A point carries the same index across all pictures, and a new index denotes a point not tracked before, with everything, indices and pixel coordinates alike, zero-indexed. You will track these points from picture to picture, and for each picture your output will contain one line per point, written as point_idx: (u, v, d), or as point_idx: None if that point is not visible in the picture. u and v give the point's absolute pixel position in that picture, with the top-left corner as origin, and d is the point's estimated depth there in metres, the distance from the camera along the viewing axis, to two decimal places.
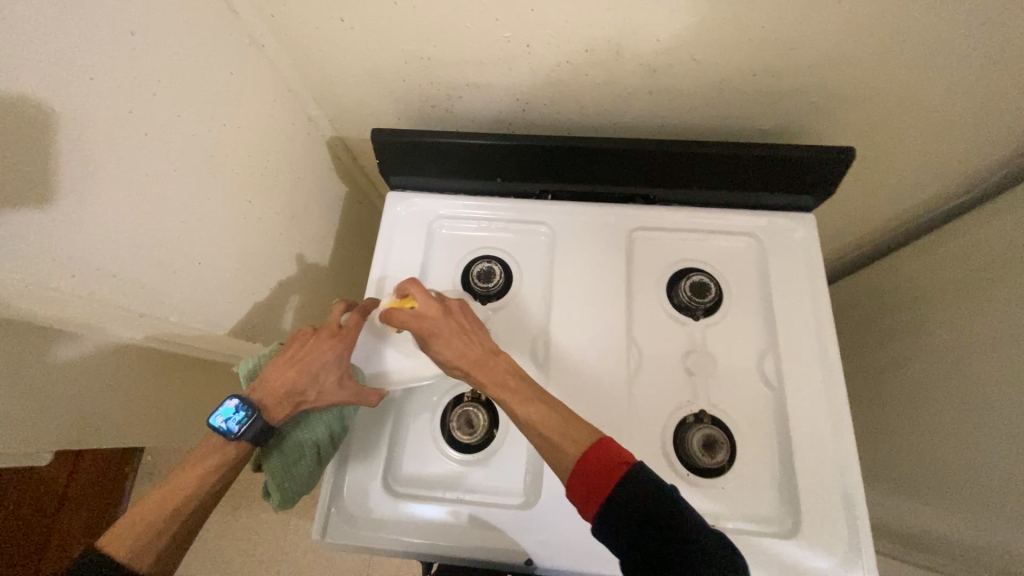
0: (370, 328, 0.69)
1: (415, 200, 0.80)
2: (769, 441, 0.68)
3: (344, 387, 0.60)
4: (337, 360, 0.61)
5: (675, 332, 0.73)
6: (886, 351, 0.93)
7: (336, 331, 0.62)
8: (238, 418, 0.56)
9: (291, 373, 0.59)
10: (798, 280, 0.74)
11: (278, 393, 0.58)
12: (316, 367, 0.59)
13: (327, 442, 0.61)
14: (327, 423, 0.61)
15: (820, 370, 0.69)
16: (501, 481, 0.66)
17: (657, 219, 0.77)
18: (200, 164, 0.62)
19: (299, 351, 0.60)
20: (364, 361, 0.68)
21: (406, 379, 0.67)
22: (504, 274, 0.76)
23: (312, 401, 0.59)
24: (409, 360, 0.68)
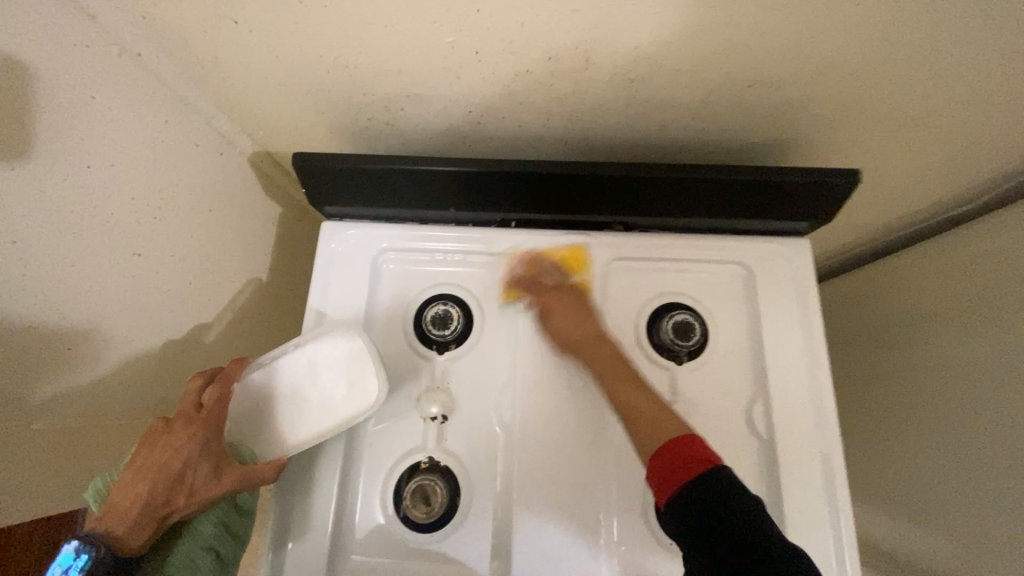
0: (248, 391, 0.59)
1: (355, 232, 0.68)
2: (757, 502, 0.61)
3: (223, 476, 0.52)
4: (203, 449, 0.51)
5: (657, 380, 0.65)
6: None
7: (192, 416, 0.52)
8: (82, 565, 0.43)
9: (143, 486, 0.48)
10: (791, 316, 0.66)
11: (131, 516, 0.47)
12: (180, 465, 0.49)
13: (223, 535, 0.53)
14: (215, 519, 0.52)
15: (813, 419, 0.63)
16: (463, 562, 0.59)
17: (634, 249, 0.68)
18: (56, 215, 0.49)
19: (149, 455, 0.49)
20: (249, 432, 0.58)
21: (306, 441, 0.58)
22: (462, 318, 0.67)
23: (184, 507, 0.49)
24: (305, 418, 0.59)
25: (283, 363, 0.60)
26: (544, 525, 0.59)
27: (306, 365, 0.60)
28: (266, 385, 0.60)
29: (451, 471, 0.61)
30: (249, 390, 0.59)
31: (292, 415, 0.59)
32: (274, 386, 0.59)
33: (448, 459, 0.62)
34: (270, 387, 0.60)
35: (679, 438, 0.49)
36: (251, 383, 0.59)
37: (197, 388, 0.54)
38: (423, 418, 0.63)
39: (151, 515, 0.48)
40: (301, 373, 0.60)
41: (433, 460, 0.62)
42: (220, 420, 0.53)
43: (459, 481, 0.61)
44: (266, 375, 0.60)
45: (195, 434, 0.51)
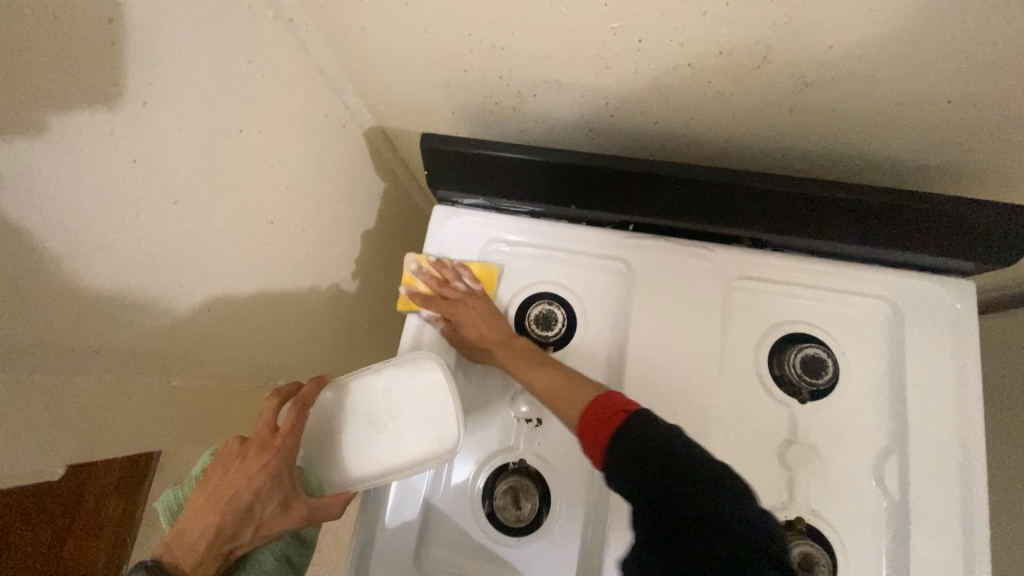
0: (321, 411, 0.58)
1: (466, 219, 0.66)
2: (876, 562, 0.56)
3: (290, 511, 0.52)
4: (273, 483, 0.51)
5: (773, 416, 0.59)
6: None
7: (267, 442, 0.52)
8: None
9: (212, 518, 0.49)
10: (940, 364, 0.59)
11: (196, 549, 0.48)
12: (247, 500, 0.49)
13: (283, 568, 0.55)
14: (278, 551, 0.55)
15: (952, 482, 0.56)
16: (551, 571, 0.57)
17: (765, 269, 0.62)
18: (207, 174, 0.50)
19: (220, 483, 0.50)
20: (317, 457, 0.57)
21: (375, 479, 0.56)
22: (567, 321, 0.64)
23: (249, 540, 0.51)
24: (371, 457, 0.56)
25: (360, 390, 0.58)
26: None
27: (381, 395, 0.58)
28: (339, 409, 0.58)
29: (545, 476, 0.59)
30: (322, 410, 0.58)
31: (361, 448, 0.57)
32: (347, 411, 0.58)
33: (540, 464, 0.60)
34: (343, 411, 0.58)
35: (595, 399, 0.49)
36: (325, 403, 0.58)
37: (271, 410, 0.54)
38: (517, 420, 0.61)
39: (217, 548, 0.49)
40: (377, 403, 0.58)
41: (524, 463, 0.60)
42: (291, 449, 0.53)
43: (551, 490, 0.59)
44: (340, 396, 0.58)
45: (266, 465, 0.51)
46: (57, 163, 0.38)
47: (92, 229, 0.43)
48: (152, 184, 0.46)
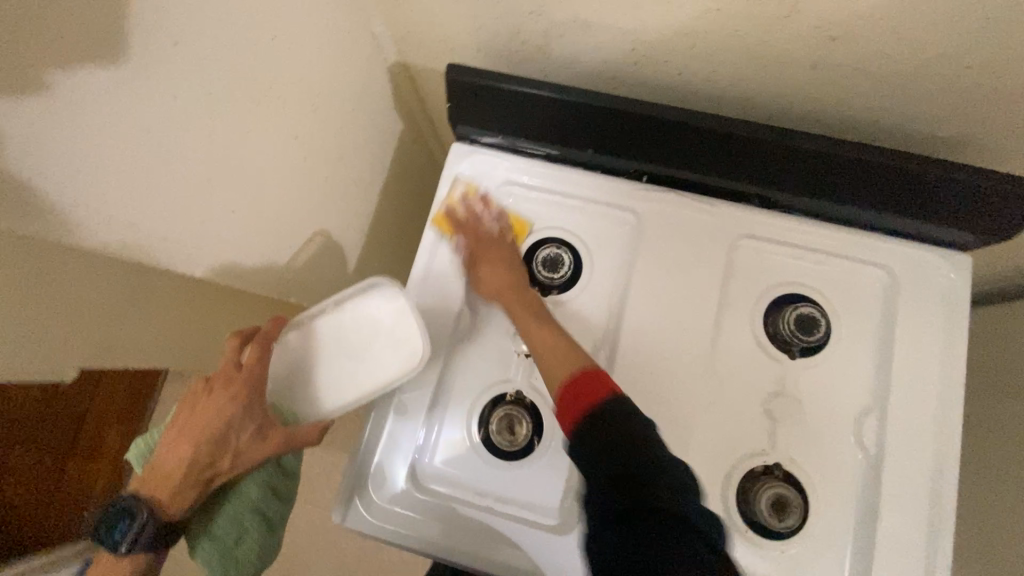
0: (285, 352, 0.59)
1: (483, 157, 0.67)
2: (849, 514, 0.58)
3: (264, 440, 0.53)
4: (244, 413, 0.52)
5: (764, 371, 0.61)
6: None
7: (231, 377, 0.53)
8: (125, 526, 0.49)
9: (187, 448, 0.51)
10: (929, 332, 0.61)
11: (175, 476, 0.51)
12: (219, 431, 0.51)
13: (270, 498, 0.56)
14: (262, 482, 0.55)
15: (928, 444, 0.59)
16: (537, 497, 0.59)
17: (771, 228, 0.63)
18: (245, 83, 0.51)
19: (191, 416, 0.52)
20: (291, 394, 0.58)
21: (350, 403, 0.57)
22: (572, 265, 0.66)
23: (228, 469, 0.52)
24: (344, 385, 0.58)
25: (321, 327, 0.59)
26: None
27: (348, 330, 0.59)
28: (306, 347, 0.59)
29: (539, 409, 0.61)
30: (287, 351, 0.59)
31: (333, 380, 0.58)
32: (313, 349, 0.59)
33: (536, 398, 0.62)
34: (310, 349, 0.59)
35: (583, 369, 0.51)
36: (290, 344, 0.59)
37: (235, 348, 0.54)
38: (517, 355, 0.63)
39: (195, 476, 0.51)
40: (344, 338, 0.59)
41: (521, 395, 0.62)
42: (256, 383, 0.53)
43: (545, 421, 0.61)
44: (303, 336, 0.59)
45: (232, 397, 0.52)
46: (105, 48, 0.38)
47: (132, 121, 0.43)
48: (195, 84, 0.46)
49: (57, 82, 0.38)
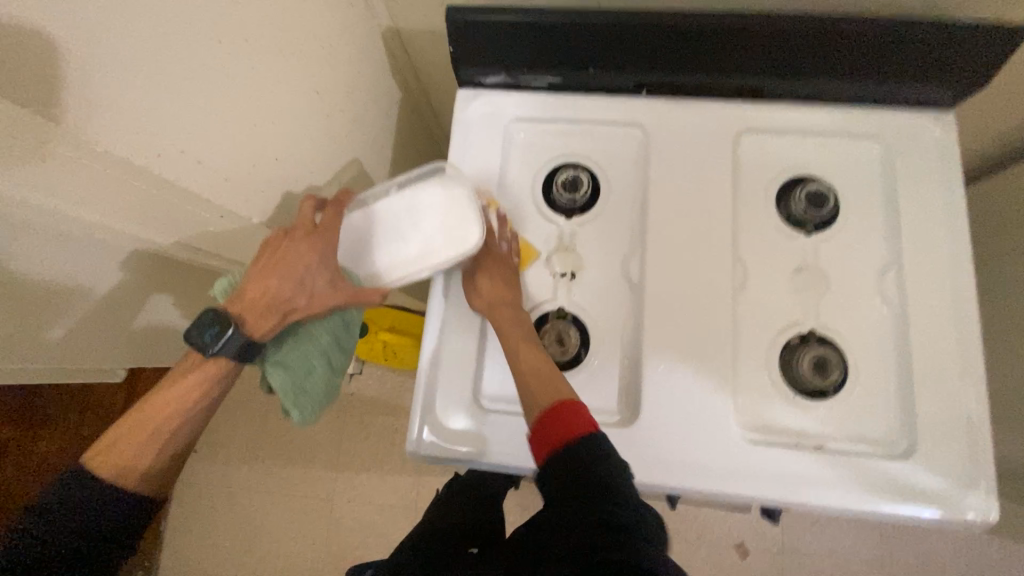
0: (350, 226, 0.65)
1: (491, 97, 0.71)
2: (886, 367, 0.62)
3: (337, 290, 0.59)
4: (322, 260, 0.58)
5: (784, 250, 0.65)
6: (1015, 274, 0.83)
7: (311, 231, 0.59)
8: (212, 331, 0.55)
9: (273, 282, 0.57)
10: (929, 189, 0.65)
11: (259, 305, 0.56)
12: (299, 272, 0.57)
13: (336, 347, 0.62)
14: (331, 332, 0.62)
15: (950, 291, 0.62)
16: (595, 398, 0.63)
17: (767, 118, 0.68)
18: (264, 40, 0.54)
19: (275, 256, 0.57)
20: (352, 263, 0.64)
21: (401, 277, 0.63)
22: (591, 185, 0.69)
23: (303, 309, 0.58)
24: (402, 257, 0.64)
25: (381, 206, 0.65)
26: (671, 371, 0.61)
27: (406, 207, 0.65)
28: (368, 223, 0.65)
29: (584, 321, 0.66)
30: (351, 226, 0.65)
31: (387, 254, 0.64)
32: (372, 226, 0.65)
33: (578, 310, 0.66)
34: (372, 225, 0.65)
35: None
36: (353, 221, 0.65)
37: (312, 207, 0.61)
38: (552, 277, 0.67)
39: (274, 307, 0.57)
40: (402, 214, 0.65)
41: (564, 311, 0.66)
42: (333, 238, 0.60)
43: (591, 331, 0.65)
44: (365, 215, 0.65)
45: (313, 246, 0.58)
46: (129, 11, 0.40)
47: (171, 80, 0.45)
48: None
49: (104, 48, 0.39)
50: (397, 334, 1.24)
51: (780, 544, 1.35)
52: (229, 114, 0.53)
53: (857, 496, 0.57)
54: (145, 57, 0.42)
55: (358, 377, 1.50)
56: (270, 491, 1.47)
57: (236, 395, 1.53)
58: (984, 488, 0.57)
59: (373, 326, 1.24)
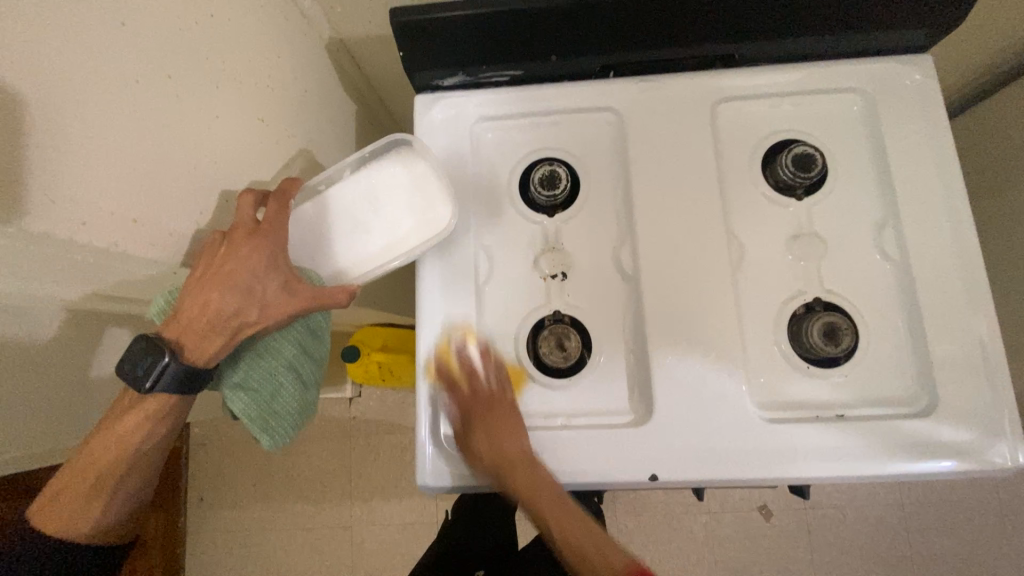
0: (301, 219, 0.61)
1: (450, 98, 0.66)
2: (895, 324, 0.60)
3: (292, 294, 0.54)
4: (270, 264, 0.54)
5: (777, 219, 0.63)
6: (1006, 204, 0.83)
7: (252, 230, 0.53)
8: (151, 366, 0.50)
9: (215, 295, 0.51)
10: (916, 134, 0.62)
11: (203, 323, 0.51)
12: (244, 279, 0.52)
13: (302, 356, 0.60)
14: (293, 341, 0.59)
15: (952, 237, 0.60)
16: (605, 400, 0.61)
17: (741, 83, 0.65)
18: (197, 70, 0.49)
19: (212, 264, 0.51)
20: (310, 258, 0.61)
21: (369, 269, 0.61)
22: (569, 178, 0.65)
23: (255, 321, 0.53)
24: (364, 248, 0.61)
25: (334, 194, 0.61)
26: (680, 362, 0.59)
27: (360, 191, 0.61)
28: (321, 215, 0.61)
29: (582, 322, 0.63)
30: (304, 219, 0.61)
31: (348, 246, 0.61)
32: (326, 216, 0.61)
33: (573, 312, 0.63)
34: (325, 216, 0.61)
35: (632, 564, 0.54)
36: (304, 212, 0.61)
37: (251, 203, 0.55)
38: (543, 279, 0.64)
39: (222, 323, 0.52)
40: (357, 200, 0.61)
41: (559, 314, 0.63)
42: (277, 237, 0.54)
43: (592, 332, 0.63)
44: (316, 205, 0.61)
45: (256, 248, 0.53)
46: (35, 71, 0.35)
47: (104, 139, 0.41)
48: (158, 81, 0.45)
49: (18, 115, 0.35)
50: (392, 352, 1.21)
51: (803, 500, 1.36)
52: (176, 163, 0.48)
53: (885, 461, 0.55)
54: (67, 109, 0.38)
55: (360, 400, 1.46)
56: (287, 527, 1.44)
57: (237, 436, 1.49)
58: (1009, 434, 0.56)
59: (365, 348, 1.20)
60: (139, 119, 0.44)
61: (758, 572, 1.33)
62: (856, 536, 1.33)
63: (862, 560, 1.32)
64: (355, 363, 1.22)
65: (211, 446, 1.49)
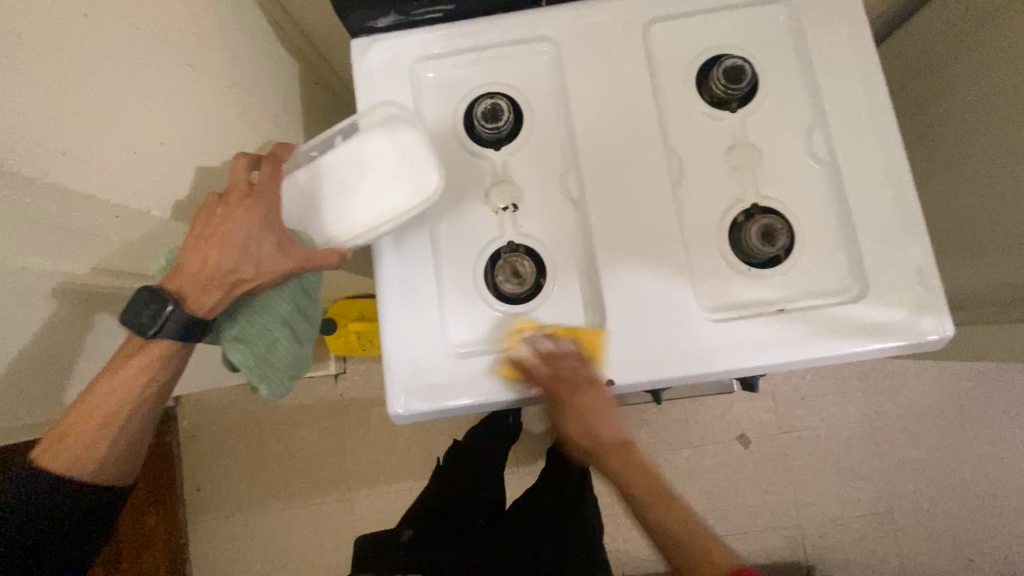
0: (294, 187, 0.61)
1: (387, 40, 0.66)
2: (828, 221, 0.64)
3: (285, 254, 0.56)
4: (262, 225, 0.55)
5: (713, 131, 0.65)
6: (954, 104, 0.87)
7: (245, 192, 0.56)
8: (155, 311, 0.54)
9: (212, 252, 0.54)
10: (839, 36, 0.65)
11: (202, 277, 0.55)
12: (240, 237, 0.54)
13: (297, 314, 0.61)
14: (289, 299, 0.60)
15: (877, 132, 0.63)
16: (564, 320, 0.64)
17: (670, 1, 0.66)
18: (119, 15, 0.49)
19: (211, 223, 0.55)
20: (304, 225, 0.60)
21: (362, 234, 0.59)
22: (512, 110, 0.66)
23: (250, 278, 0.55)
24: (357, 214, 0.60)
25: (326, 160, 0.61)
26: (630, 275, 0.62)
27: (352, 157, 0.61)
28: (315, 181, 0.61)
29: (536, 250, 0.65)
30: (298, 187, 0.61)
31: (340, 211, 0.60)
32: (319, 183, 0.60)
33: (527, 241, 0.65)
34: (318, 182, 0.61)
35: None
36: (298, 179, 0.61)
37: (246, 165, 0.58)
38: (495, 212, 0.66)
39: (220, 278, 0.55)
40: (349, 166, 0.61)
41: (513, 244, 0.65)
42: (269, 198, 0.56)
43: (546, 257, 0.65)
44: (309, 171, 0.61)
45: (249, 208, 0.55)
46: None
47: (27, 77, 0.41)
48: (75, 23, 0.45)
49: None
50: (369, 321, 1.22)
51: (778, 425, 1.43)
52: (106, 109, 0.49)
53: (824, 345, 0.59)
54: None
55: (345, 375, 1.48)
56: (289, 505, 1.46)
57: (226, 423, 1.50)
58: (935, 309, 0.60)
59: (342, 319, 1.21)
60: (62, 62, 0.44)
61: (742, 496, 1.41)
62: (830, 452, 1.41)
63: (838, 473, 1.41)
64: (332, 334, 1.23)
65: (200, 434, 1.50)
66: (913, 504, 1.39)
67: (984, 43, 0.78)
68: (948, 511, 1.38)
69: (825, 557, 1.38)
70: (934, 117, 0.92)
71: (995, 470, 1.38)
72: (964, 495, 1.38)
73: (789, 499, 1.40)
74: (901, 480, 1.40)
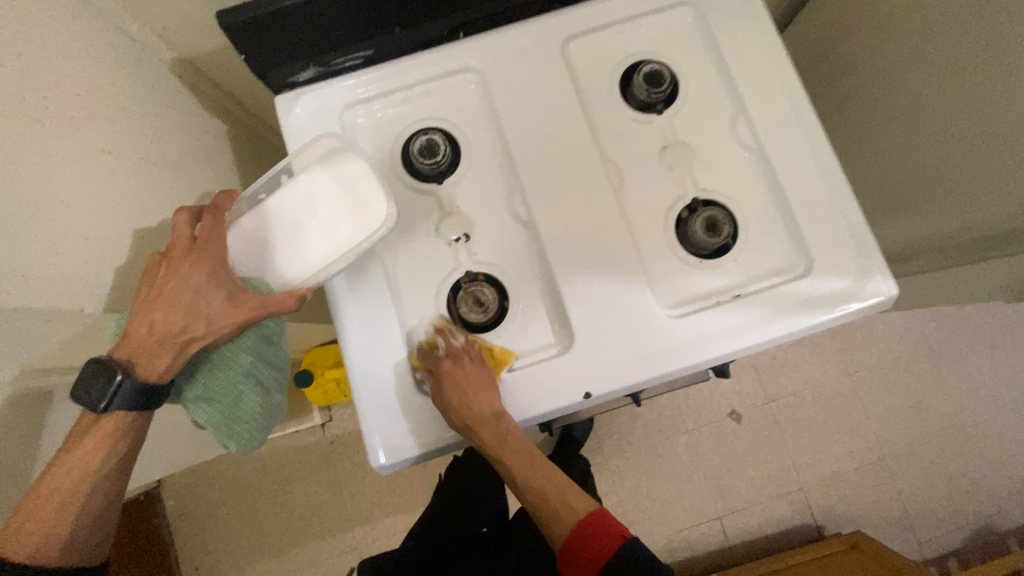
0: (243, 234, 0.57)
1: (312, 92, 0.66)
2: (765, 204, 0.67)
3: (235, 305, 0.55)
4: (210, 278, 0.55)
5: (643, 133, 0.68)
6: (859, 75, 0.93)
7: (190, 247, 0.56)
8: (104, 384, 0.52)
9: (161, 313, 0.53)
10: (744, 29, 0.68)
11: (152, 341, 0.54)
12: (189, 294, 0.54)
13: (261, 363, 0.59)
14: (250, 350, 0.58)
15: (793, 114, 0.66)
16: (534, 340, 0.64)
17: (581, 18, 0.68)
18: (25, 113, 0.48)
19: (159, 282, 0.54)
20: (258, 272, 0.57)
21: (321, 271, 0.57)
22: (447, 142, 0.66)
23: (202, 335, 0.54)
24: (312, 252, 0.57)
25: (272, 201, 0.58)
26: (590, 286, 0.63)
27: (298, 195, 0.58)
28: (262, 225, 0.58)
29: (494, 275, 0.65)
30: (247, 234, 0.58)
31: (294, 252, 0.57)
32: (268, 226, 0.57)
33: (484, 268, 0.66)
34: (268, 226, 0.58)
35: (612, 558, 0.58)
36: (245, 226, 0.58)
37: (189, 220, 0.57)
38: (449, 245, 0.66)
39: (172, 339, 0.54)
40: (297, 205, 0.58)
41: (471, 273, 0.65)
42: (214, 250, 0.56)
43: (505, 281, 0.65)
44: (256, 217, 0.58)
45: (195, 263, 0.55)
46: None
47: None
48: None
49: None
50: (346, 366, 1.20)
51: (764, 396, 1.46)
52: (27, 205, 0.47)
53: (784, 324, 0.62)
54: None
55: (331, 423, 1.45)
56: (295, 568, 1.41)
57: (215, 495, 1.43)
58: (877, 272, 0.63)
59: (318, 369, 1.19)
60: None
61: (743, 471, 1.43)
62: (816, 413, 1.46)
63: (828, 431, 1.45)
64: (311, 386, 1.19)
65: (188, 512, 1.43)
66: (902, 449, 1.44)
67: (876, 14, 0.84)
68: (936, 448, 1.44)
69: (833, 514, 1.42)
70: (846, 87, 0.97)
71: (969, 403, 1.45)
72: (947, 430, 1.45)
73: (787, 465, 1.44)
74: (887, 428, 1.45)
